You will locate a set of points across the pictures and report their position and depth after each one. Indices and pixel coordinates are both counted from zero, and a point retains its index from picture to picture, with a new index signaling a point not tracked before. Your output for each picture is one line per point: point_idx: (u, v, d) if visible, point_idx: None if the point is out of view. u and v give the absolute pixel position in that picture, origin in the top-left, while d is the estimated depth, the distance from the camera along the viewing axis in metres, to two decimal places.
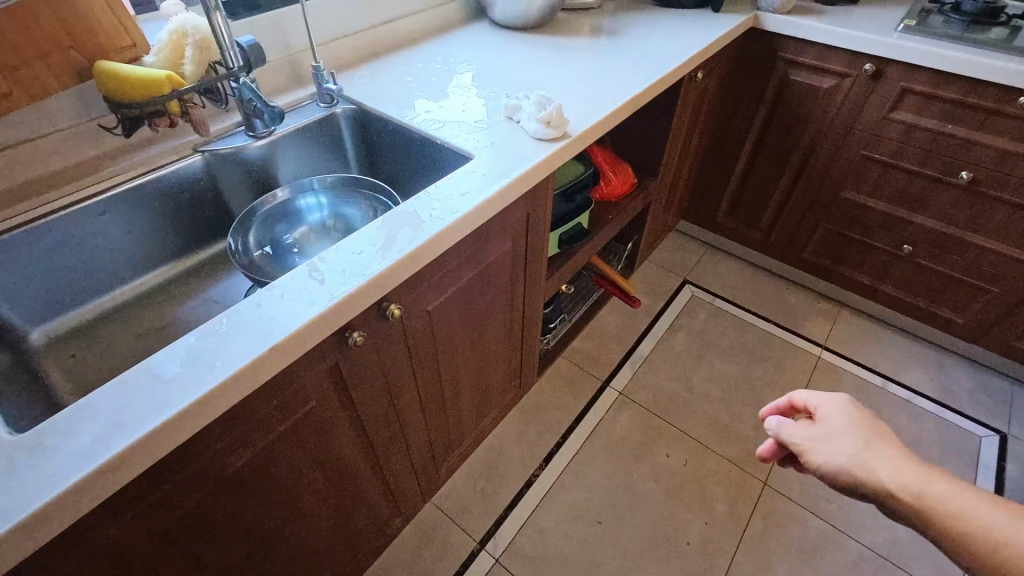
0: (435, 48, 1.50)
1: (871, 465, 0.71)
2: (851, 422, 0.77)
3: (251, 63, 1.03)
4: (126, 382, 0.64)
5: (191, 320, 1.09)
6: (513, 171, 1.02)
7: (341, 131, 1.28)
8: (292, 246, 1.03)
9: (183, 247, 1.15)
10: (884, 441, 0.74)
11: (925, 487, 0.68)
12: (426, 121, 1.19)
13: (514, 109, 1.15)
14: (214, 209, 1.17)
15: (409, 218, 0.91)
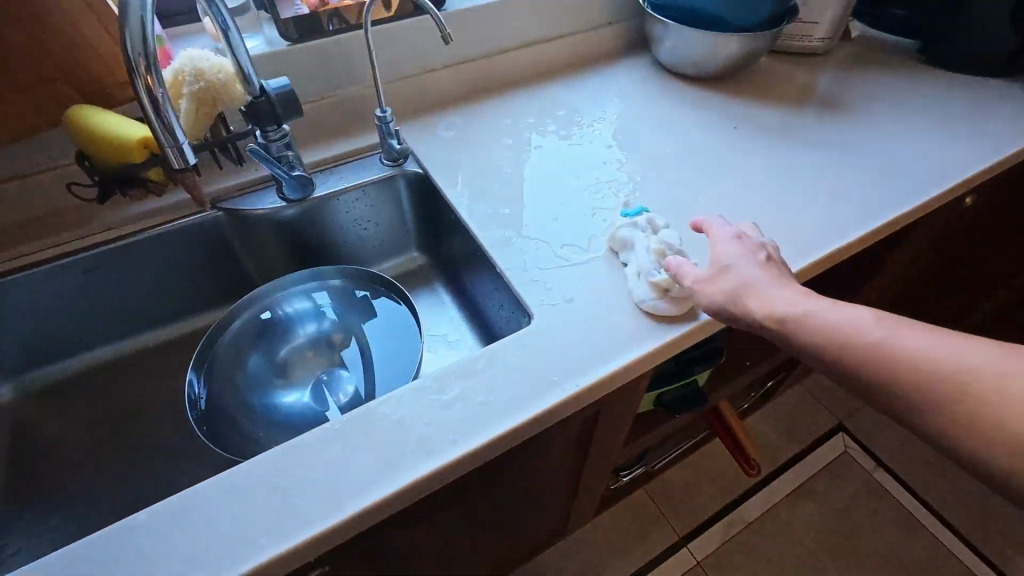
0: (564, 90, 1.09)
1: (749, 293, 0.62)
2: (738, 256, 0.66)
3: (279, 116, 0.77)
4: None
5: (168, 404, 0.92)
6: (578, 371, 0.63)
7: (400, 195, 0.99)
8: (278, 377, 0.79)
9: (189, 307, 0.97)
10: (774, 274, 0.64)
11: (795, 308, 0.59)
12: (501, 224, 0.83)
13: (626, 242, 0.74)
14: (234, 269, 0.97)
15: (386, 432, 0.58)
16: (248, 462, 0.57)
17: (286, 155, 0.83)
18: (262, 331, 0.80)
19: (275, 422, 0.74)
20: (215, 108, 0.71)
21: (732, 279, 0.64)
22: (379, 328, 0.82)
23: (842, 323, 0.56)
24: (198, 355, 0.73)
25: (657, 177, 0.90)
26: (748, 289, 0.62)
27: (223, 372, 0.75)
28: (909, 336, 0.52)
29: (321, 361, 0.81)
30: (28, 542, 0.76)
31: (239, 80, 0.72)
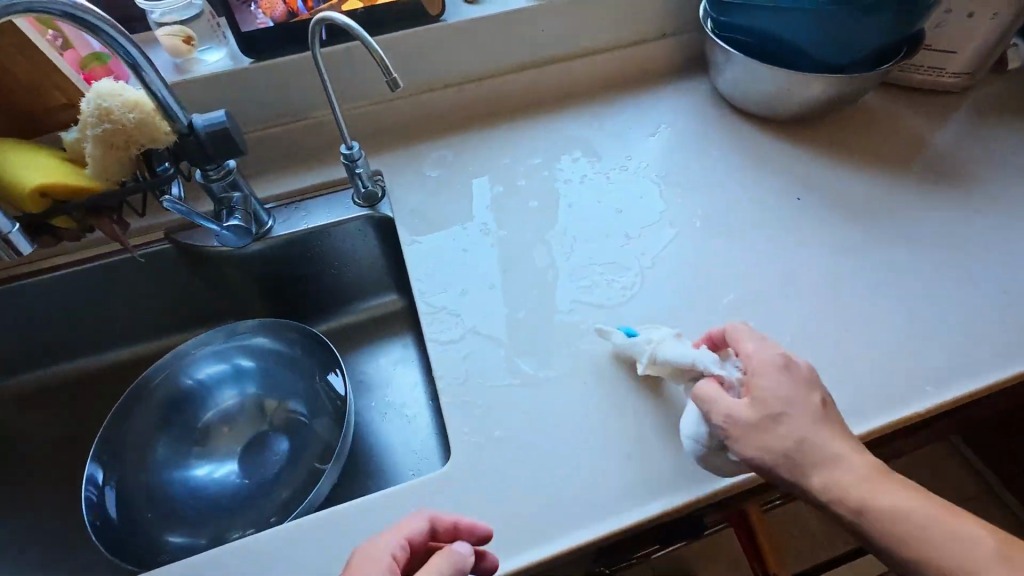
0: (587, 123, 0.89)
1: (812, 463, 0.49)
2: (790, 398, 0.51)
3: (212, 158, 0.66)
4: None
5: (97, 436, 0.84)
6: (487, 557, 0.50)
7: (373, 238, 0.86)
8: (196, 451, 0.73)
9: (146, 332, 0.90)
10: (836, 428, 0.51)
11: (869, 493, 0.48)
12: (456, 311, 0.67)
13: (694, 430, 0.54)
14: (190, 302, 0.88)
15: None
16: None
17: (228, 196, 0.73)
18: (176, 403, 0.73)
19: (190, 511, 0.68)
20: (132, 151, 0.62)
21: (786, 436, 0.50)
22: (304, 388, 0.76)
23: (900, 509, 0.47)
24: (97, 448, 0.67)
25: (670, 267, 0.70)
26: (811, 452, 0.49)
27: (130, 462, 0.68)
28: (963, 538, 0.46)
29: (241, 428, 0.75)
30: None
31: (162, 116, 0.62)
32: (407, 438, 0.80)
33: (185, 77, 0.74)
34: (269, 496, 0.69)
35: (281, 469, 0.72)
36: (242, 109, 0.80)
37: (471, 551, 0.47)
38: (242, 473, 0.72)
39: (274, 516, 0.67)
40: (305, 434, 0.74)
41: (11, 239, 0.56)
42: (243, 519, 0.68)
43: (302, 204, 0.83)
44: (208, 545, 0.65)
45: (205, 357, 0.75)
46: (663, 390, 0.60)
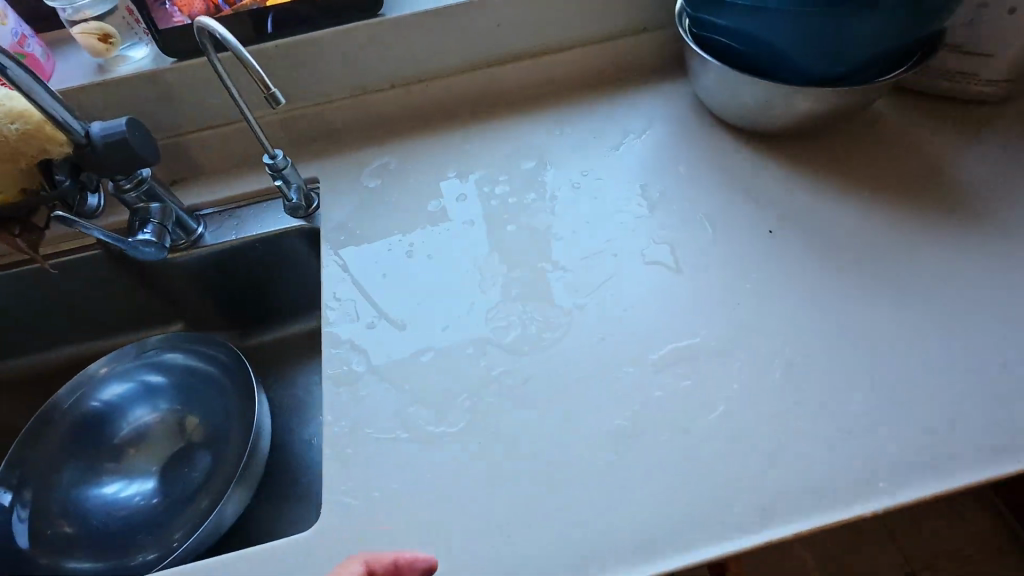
0: (545, 131, 0.79)
1: None
2: None
3: (113, 169, 0.63)
4: None
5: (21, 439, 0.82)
6: None
7: (309, 250, 0.80)
8: (111, 471, 0.71)
9: (79, 338, 0.86)
10: None
11: None
12: (360, 348, 0.61)
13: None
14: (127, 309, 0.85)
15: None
16: None
17: (145, 206, 0.70)
18: (90, 424, 0.72)
19: (98, 535, 0.67)
20: (20, 162, 0.59)
21: None
22: (221, 406, 0.74)
23: None
24: (6, 473, 0.68)
25: (605, 309, 0.61)
26: None
27: (37, 488, 0.68)
28: None
29: (155, 447, 0.73)
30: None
31: (57, 128, 0.59)
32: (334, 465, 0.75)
33: (106, 78, 0.71)
34: (180, 515, 0.68)
35: (196, 489, 0.70)
36: (169, 111, 0.75)
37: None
38: (154, 494, 0.70)
39: (181, 537, 0.66)
40: (221, 451, 0.72)
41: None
42: (151, 540, 0.67)
43: (237, 211, 0.79)
44: (113, 569, 0.64)
45: (117, 374, 0.74)
46: (568, 458, 0.52)
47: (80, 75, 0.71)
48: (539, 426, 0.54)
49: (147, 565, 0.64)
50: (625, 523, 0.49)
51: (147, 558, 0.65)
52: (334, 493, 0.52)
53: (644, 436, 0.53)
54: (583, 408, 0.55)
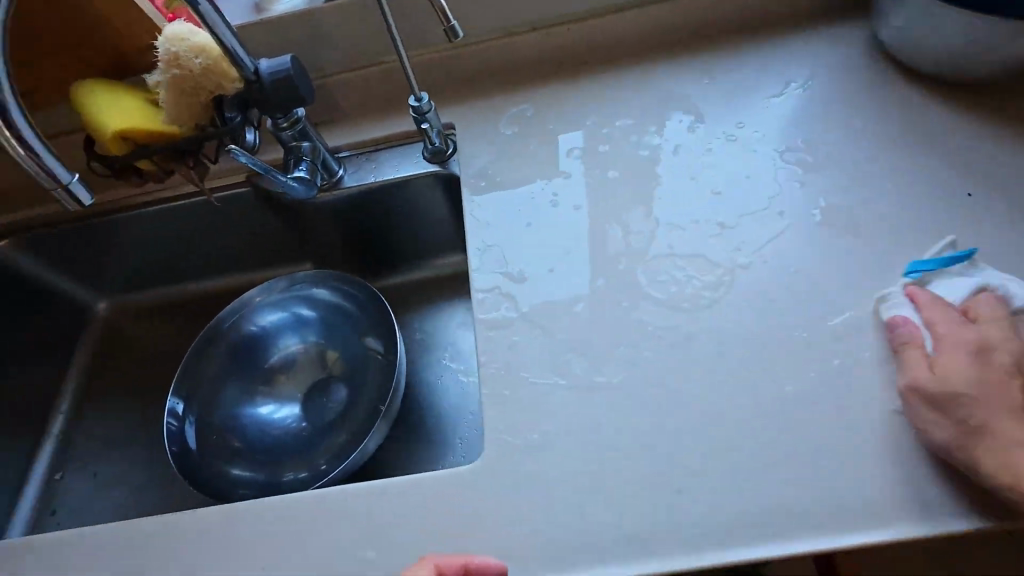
0: (696, 75, 0.74)
1: None
2: None
3: (276, 106, 0.64)
4: None
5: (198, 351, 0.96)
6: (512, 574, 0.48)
7: (443, 196, 0.82)
8: (263, 393, 0.76)
9: (246, 264, 0.97)
10: None
11: None
12: (506, 295, 0.61)
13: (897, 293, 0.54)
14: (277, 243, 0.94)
15: (290, 535, 0.54)
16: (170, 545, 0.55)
17: (297, 144, 0.72)
18: (244, 349, 0.78)
19: (255, 451, 0.73)
20: (202, 97, 0.62)
21: None
22: (359, 341, 0.78)
23: None
24: (175, 386, 0.74)
25: (766, 271, 0.58)
26: None
27: (203, 401, 0.75)
28: None
29: (301, 375, 0.78)
30: (71, 461, 0.88)
31: (228, 62, 0.60)
32: (462, 404, 0.80)
33: (264, 17, 0.73)
34: (325, 440, 0.73)
35: (338, 417, 0.75)
36: (318, 52, 0.77)
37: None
38: (301, 419, 0.75)
39: (327, 461, 0.71)
40: (360, 384, 0.76)
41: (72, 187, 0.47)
42: (302, 460, 0.72)
43: (374, 155, 0.81)
44: (269, 483, 0.70)
45: (267, 305, 0.79)
46: (725, 420, 0.52)
47: (239, 14, 0.75)
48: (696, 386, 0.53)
49: (300, 482, 0.69)
50: (793, 490, 0.48)
51: (298, 477, 0.70)
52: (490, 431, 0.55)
53: (805, 404, 0.52)
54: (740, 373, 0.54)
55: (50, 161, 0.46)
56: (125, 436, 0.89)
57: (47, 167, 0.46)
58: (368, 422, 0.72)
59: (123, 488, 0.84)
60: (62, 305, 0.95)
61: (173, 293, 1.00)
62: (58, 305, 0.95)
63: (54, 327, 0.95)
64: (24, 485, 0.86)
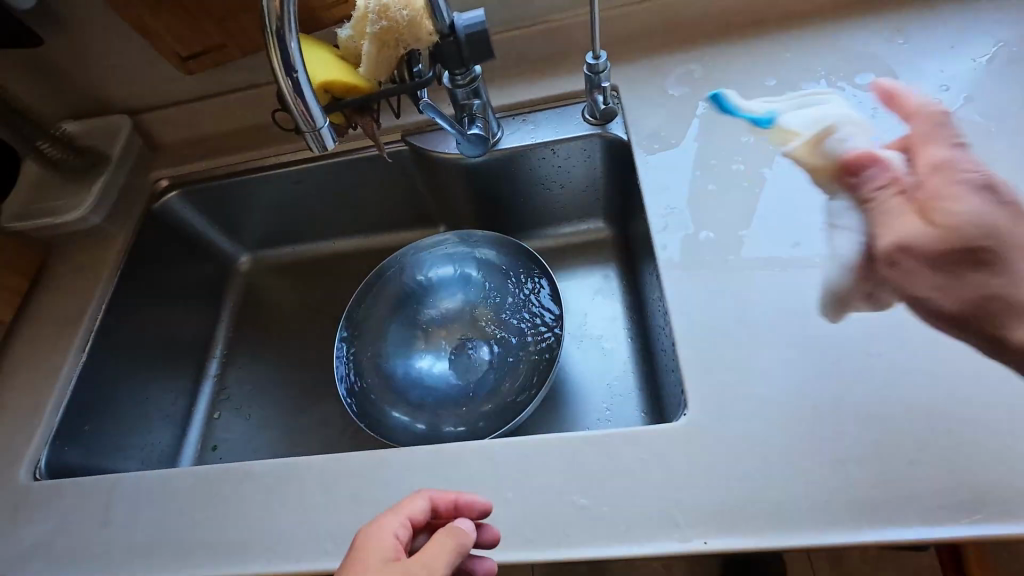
0: (884, 38, 0.70)
1: None
2: None
3: (466, 60, 0.65)
4: (112, 485, 0.61)
5: (335, 306, 0.99)
6: (736, 533, 0.46)
7: (599, 161, 0.80)
8: (417, 347, 0.79)
9: (381, 224, 1.00)
10: None
11: None
12: (695, 259, 0.60)
13: None
14: (417, 203, 0.96)
15: (486, 477, 0.53)
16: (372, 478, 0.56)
17: (469, 103, 0.72)
18: (401, 300, 0.81)
19: (413, 402, 0.75)
20: (399, 50, 0.62)
21: None
22: (511, 300, 0.80)
23: None
24: (342, 331, 0.77)
25: (992, 241, 0.54)
26: None
27: (366, 348, 0.77)
28: None
29: (456, 331, 0.80)
30: (225, 401, 0.93)
31: (427, 15, 0.61)
32: (604, 370, 0.80)
33: None
34: (480, 397, 0.75)
35: (490, 375, 0.77)
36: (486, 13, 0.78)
37: (474, 528, 0.47)
38: (455, 375, 0.77)
39: (486, 418, 0.73)
40: (513, 345, 0.78)
41: (320, 133, 0.49)
42: (458, 414, 0.74)
43: (533, 117, 0.81)
44: (429, 433, 0.72)
45: (426, 258, 0.82)
46: (960, 394, 0.49)
47: None
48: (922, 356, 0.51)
49: (460, 436, 0.71)
50: None
51: (454, 430, 0.72)
52: (697, 394, 0.53)
53: None
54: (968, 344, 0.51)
55: (314, 109, 0.48)
56: (274, 381, 0.94)
57: (311, 115, 0.48)
58: (524, 382, 0.74)
59: (279, 428, 0.89)
60: (211, 255, 1.00)
61: (309, 250, 1.04)
62: (209, 255, 1.00)
63: (206, 275, 1.00)
64: (189, 420, 0.90)
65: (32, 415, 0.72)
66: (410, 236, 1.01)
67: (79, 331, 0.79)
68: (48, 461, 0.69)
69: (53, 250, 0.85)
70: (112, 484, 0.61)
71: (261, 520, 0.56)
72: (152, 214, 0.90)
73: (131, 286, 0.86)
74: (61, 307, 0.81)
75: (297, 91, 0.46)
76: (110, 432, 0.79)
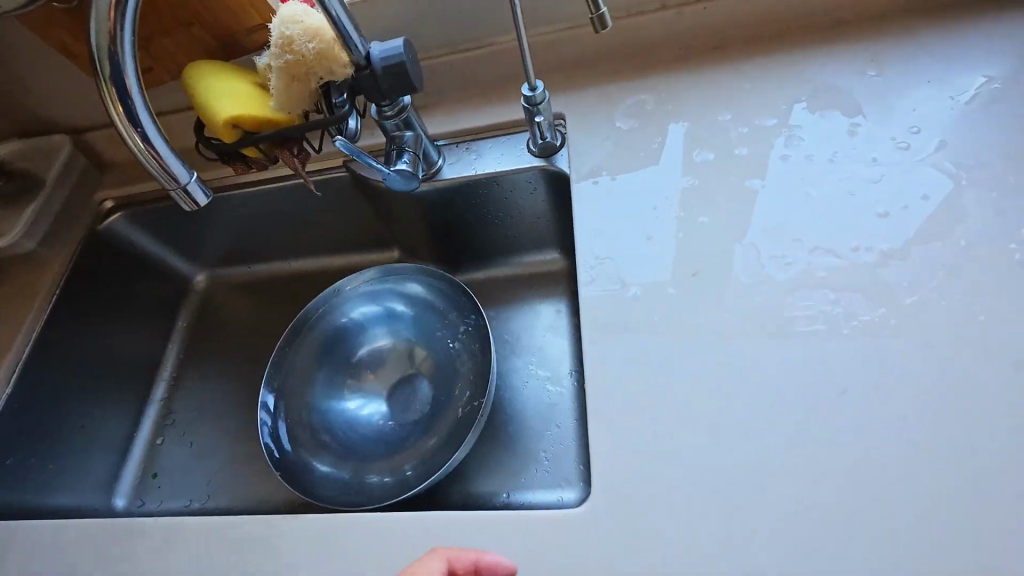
0: (852, 68, 0.63)
1: None
2: None
3: (387, 95, 0.60)
4: (11, 536, 0.60)
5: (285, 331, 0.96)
6: None
7: (546, 193, 0.75)
8: (349, 390, 0.76)
9: (333, 247, 0.96)
10: None
11: None
12: (624, 317, 0.55)
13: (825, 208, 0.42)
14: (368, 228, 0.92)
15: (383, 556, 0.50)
16: (266, 549, 0.53)
17: (400, 134, 0.68)
18: (333, 340, 0.78)
19: (340, 449, 0.72)
20: (312, 83, 0.58)
21: None
22: (447, 341, 0.76)
23: None
24: (268, 375, 0.74)
25: (941, 317, 0.49)
26: None
27: (294, 392, 0.75)
28: None
29: (390, 372, 0.77)
30: (170, 427, 0.90)
31: (341, 47, 0.57)
32: (545, 417, 0.74)
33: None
34: (410, 444, 0.71)
35: (422, 419, 0.73)
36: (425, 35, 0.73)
37: None
38: (388, 417, 0.74)
39: (413, 467, 0.69)
40: (447, 387, 0.74)
41: (188, 187, 0.48)
42: (386, 463, 0.70)
43: (477, 145, 0.76)
44: (353, 483, 0.69)
45: (360, 295, 0.79)
46: (951, 407, 0.46)
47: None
48: (878, 426, 0.46)
49: (385, 487, 0.67)
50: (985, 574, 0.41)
51: (380, 480, 0.69)
52: (607, 477, 0.49)
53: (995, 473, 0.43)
54: (938, 401, 0.46)
55: (173, 163, 0.46)
56: (218, 409, 0.90)
57: (171, 171, 0.46)
58: (455, 429, 0.70)
59: (215, 460, 0.85)
60: (162, 274, 0.97)
61: (261, 270, 0.99)
62: (160, 274, 0.97)
63: (157, 295, 0.97)
64: (130, 446, 0.88)
65: None
66: (365, 259, 0.96)
67: (8, 358, 0.79)
68: None
69: None
70: (13, 535, 0.60)
71: None
72: (94, 237, 0.88)
73: (70, 312, 0.85)
74: None
75: (128, 120, 0.43)
76: (42, 461, 0.79)
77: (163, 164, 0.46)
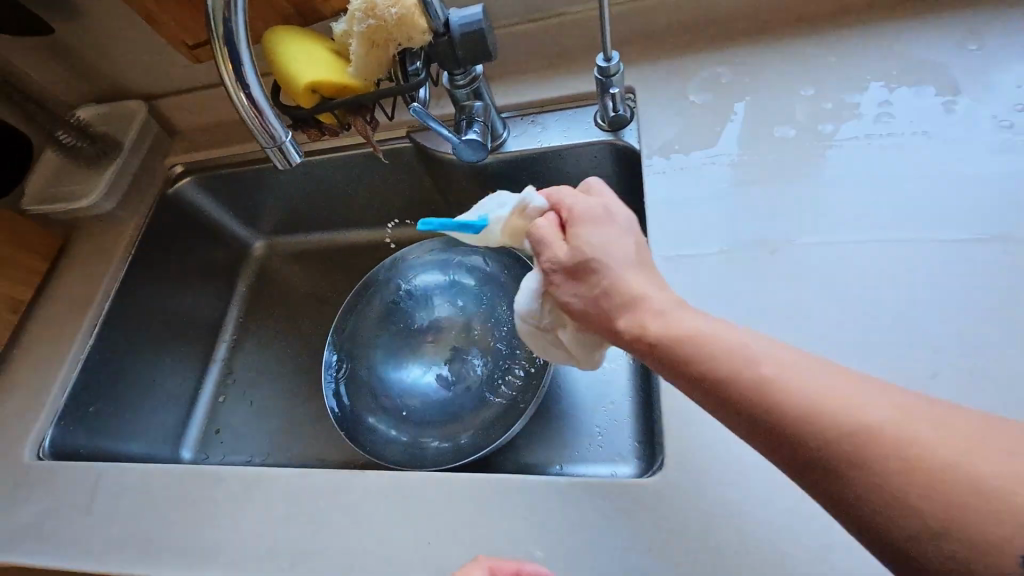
0: (949, 41, 0.60)
1: None
2: None
3: (462, 61, 0.60)
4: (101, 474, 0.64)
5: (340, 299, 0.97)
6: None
7: (610, 167, 0.74)
8: (407, 358, 0.77)
9: (388, 218, 0.97)
10: None
11: None
12: (701, 292, 0.54)
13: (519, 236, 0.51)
14: (425, 200, 0.93)
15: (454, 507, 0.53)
16: (341, 497, 0.56)
17: (470, 103, 0.68)
18: (393, 308, 0.80)
19: (399, 413, 0.74)
20: (390, 50, 0.59)
21: None
22: (504, 313, 0.77)
23: None
24: (332, 337, 0.78)
25: None
26: None
27: (355, 355, 0.77)
28: None
29: (447, 341, 0.78)
30: (231, 386, 0.93)
31: (421, 13, 0.56)
32: (602, 393, 0.73)
33: None
34: (468, 413, 0.73)
35: (479, 389, 0.74)
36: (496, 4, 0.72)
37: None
38: (445, 385, 0.75)
39: (472, 435, 0.70)
40: (504, 358, 0.75)
41: (283, 148, 0.50)
42: (444, 429, 0.72)
43: (543, 118, 0.75)
44: (413, 448, 0.70)
45: (419, 265, 0.81)
46: None
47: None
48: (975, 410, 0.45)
49: (444, 452, 0.69)
50: None
51: (439, 446, 0.70)
52: None
53: None
54: None
55: (273, 122, 0.48)
56: (277, 370, 0.92)
57: (270, 130, 0.48)
58: (512, 400, 0.71)
59: (275, 419, 0.87)
60: (225, 239, 1.00)
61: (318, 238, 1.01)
62: (223, 239, 1.00)
63: (220, 258, 1.00)
64: (194, 403, 0.92)
65: (43, 392, 0.77)
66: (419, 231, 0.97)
67: (91, 311, 0.83)
68: (53, 441, 0.75)
69: (74, 234, 0.90)
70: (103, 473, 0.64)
71: (230, 522, 0.57)
72: (165, 200, 0.91)
73: (144, 270, 0.89)
74: (77, 288, 0.85)
75: (236, 78, 0.45)
76: (119, 410, 0.84)
77: (264, 123, 0.48)
